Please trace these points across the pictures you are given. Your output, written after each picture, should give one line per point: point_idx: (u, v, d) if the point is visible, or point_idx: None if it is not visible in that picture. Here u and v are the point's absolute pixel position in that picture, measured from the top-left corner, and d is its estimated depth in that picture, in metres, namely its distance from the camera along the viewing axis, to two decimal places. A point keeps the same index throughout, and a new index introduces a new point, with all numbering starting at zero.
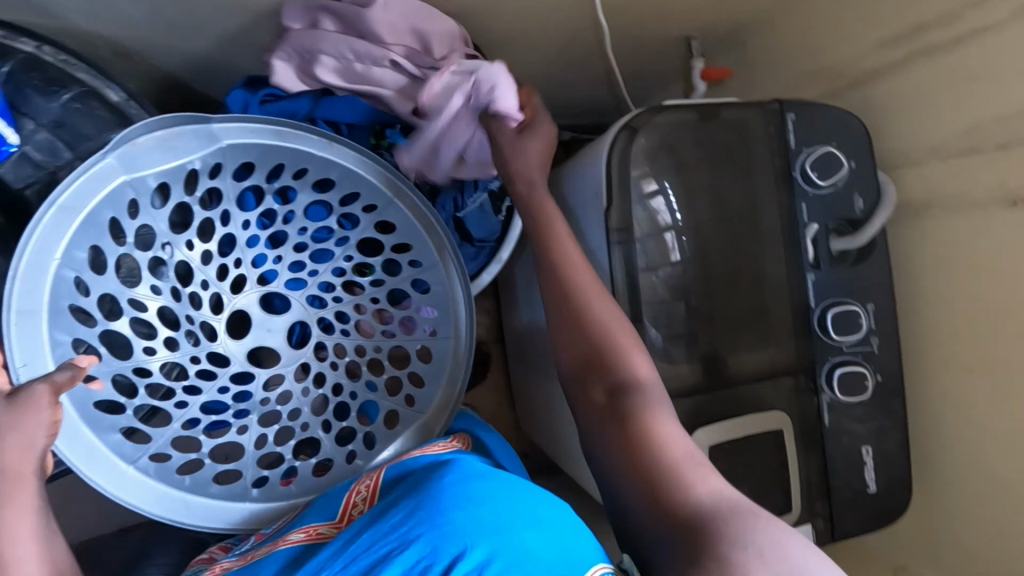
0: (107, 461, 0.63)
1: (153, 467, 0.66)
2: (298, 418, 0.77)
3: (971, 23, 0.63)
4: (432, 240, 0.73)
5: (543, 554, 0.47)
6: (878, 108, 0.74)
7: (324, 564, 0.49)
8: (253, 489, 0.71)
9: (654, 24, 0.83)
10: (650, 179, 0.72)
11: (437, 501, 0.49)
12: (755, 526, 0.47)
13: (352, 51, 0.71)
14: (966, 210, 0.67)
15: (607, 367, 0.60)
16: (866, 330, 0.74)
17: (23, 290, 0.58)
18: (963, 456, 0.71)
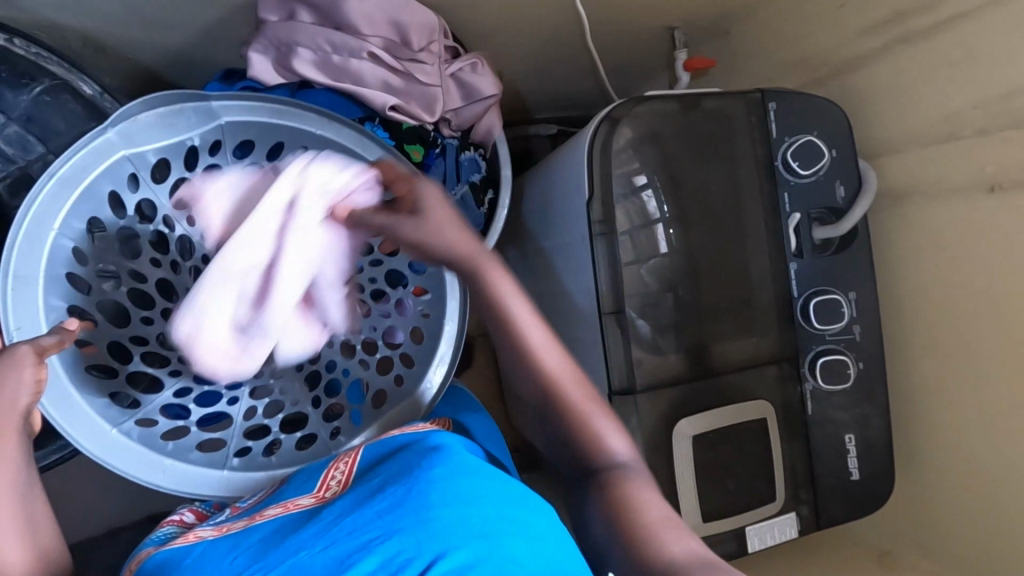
0: (93, 424, 0.62)
1: (137, 431, 0.65)
2: (289, 393, 0.76)
3: (948, 10, 0.63)
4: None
5: (523, 557, 0.47)
6: (859, 96, 0.74)
7: (303, 544, 0.46)
8: (234, 459, 0.70)
9: (636, 13, 0.82)
10: (637, 171, 0.72)
11: (426, 494, 0.49)
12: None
13: (330, 43, 0.70)
14: (945, 197, 0.67)
15: (579, 442, 0.61)
16: (848, 318, 0.74)
17: (22, 253, 0.59)
18: (943, 442, 0.72)
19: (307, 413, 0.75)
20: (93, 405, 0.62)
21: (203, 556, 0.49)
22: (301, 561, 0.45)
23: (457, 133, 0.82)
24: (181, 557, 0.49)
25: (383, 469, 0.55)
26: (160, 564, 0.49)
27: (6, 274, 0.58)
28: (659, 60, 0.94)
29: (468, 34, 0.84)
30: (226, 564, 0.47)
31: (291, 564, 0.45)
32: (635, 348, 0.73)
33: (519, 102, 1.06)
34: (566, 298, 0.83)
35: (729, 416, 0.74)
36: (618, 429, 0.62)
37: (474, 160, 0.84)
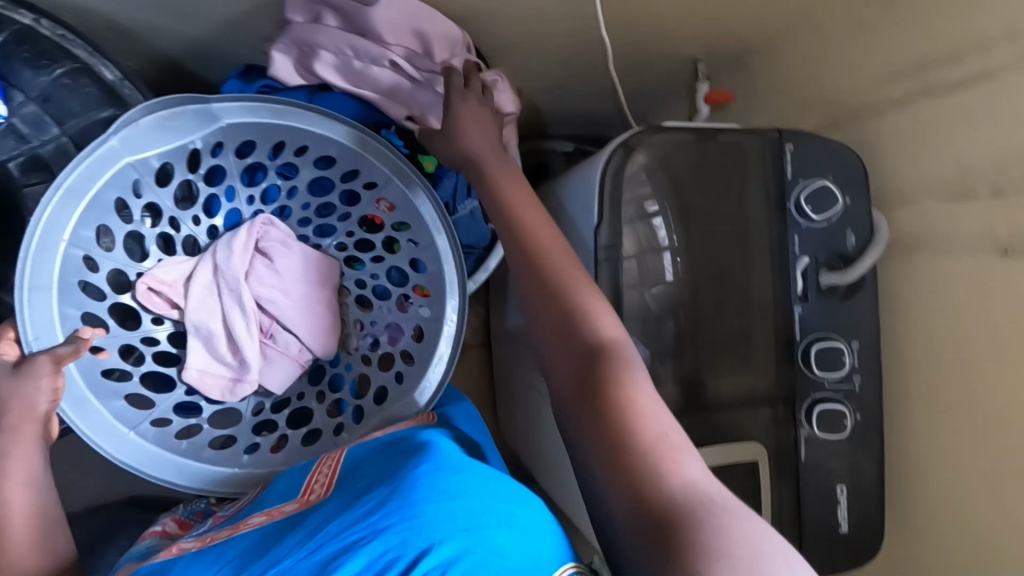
0: (108, 424, 0.65)
1: (152, 432, 0.69)
2: (294, 389, 0.83)
3: (972, 67, 0.62)
4: (426, 211, 0.72)
5: (512, 553, 0.44)
6: (878, 143, 0.73)
7: (288, 551, 0.45)
8: (244, 455, 0.73)
9: (658, 41, 0.82)
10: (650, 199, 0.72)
11: (409, 492, 0.47)
12: (732, 521, 0.41)
13: (351, 48, 0.71)
14: (958, 254, 0.66)
15: (579, 340, 0.55)
16: (849, 367, 0.73)
17: (33, 267, 0.61)
18: (936, 501, 0.70)
19: (312, 407, 0.81)
20: (106, 409, 0.65)
21: (190, 565, 0.47)
22: (288, 568, 0.44)
23: None
24: (167, 567, 0.47)
25: (369, 472, 0.54)
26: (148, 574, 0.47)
27: (21, 286, 0.60)
28: (680, 89, 0.95)
29: (490, 48, 0.84)
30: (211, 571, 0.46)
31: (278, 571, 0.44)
32: None
33: (537, 116, 1.06)
34: None
35: (719, 454, 0.73)
36: (617, 324, 0.57)
37: None
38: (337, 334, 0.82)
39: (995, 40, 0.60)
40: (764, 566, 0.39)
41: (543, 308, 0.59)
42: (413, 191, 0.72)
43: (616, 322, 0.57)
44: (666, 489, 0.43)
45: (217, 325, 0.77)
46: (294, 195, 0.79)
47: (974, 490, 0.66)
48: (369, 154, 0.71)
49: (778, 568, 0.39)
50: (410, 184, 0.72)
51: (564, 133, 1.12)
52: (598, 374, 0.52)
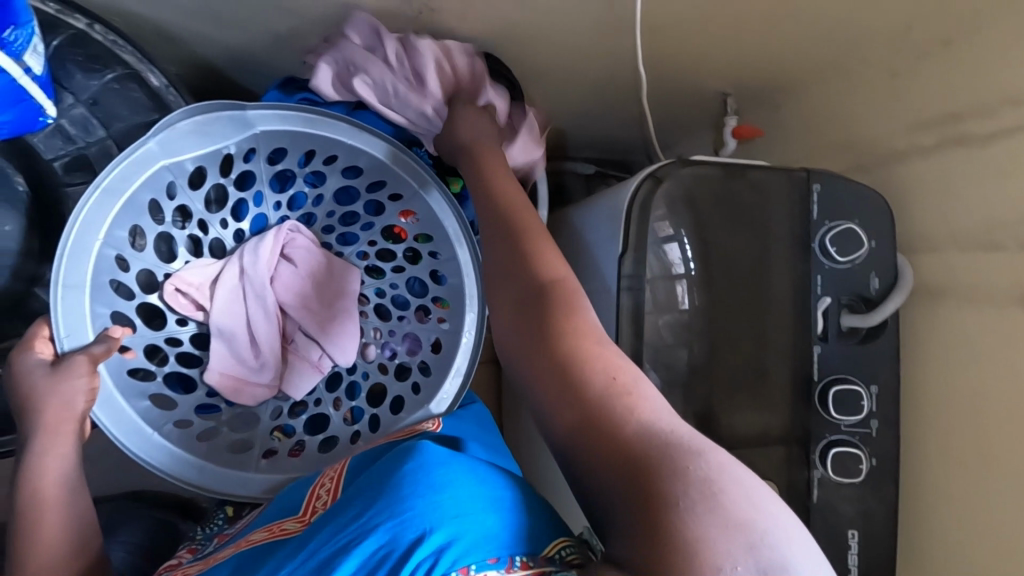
0: (134, 423, 0.66)
1: (176, 433, 0.70)
2: (313, 393, 0.83)
3: (1006, 120, 0.63)
4: (449, 225, 0.73)
5: (500, 531, 0.44)
6: (906, 189, 0.74)
7: (285, 562, 0.46)
8: (260, 461, 0.74)
9: (689, 75, 0.84)
10: (668, 226, 0.72)
11: (398, 489, 0.46)
12: (695, 456, 0.41)
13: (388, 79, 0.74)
14: (983, 305, 0.66)
15: (534, 298, 0.55)
16: (866, 412, 0.72)
17: (69, 265, 0.62)
18: (951, 554, 0.69)
19: (329, 414, 0.81)
20: (135, 409, 0.67)
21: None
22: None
23: None
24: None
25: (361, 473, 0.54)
26: None
27: (56, 283, 0.61)
28: (704, 122, 0.95)
29: (524, 72, 0.85)
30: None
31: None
32: None
33: (561, 139, 1.07)
34: None
35: None
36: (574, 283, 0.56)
37: None
38: (357, 344, 0.81)
39: None
40: (726, 495, 0.39)
41: (502, 263, 0.60)
42: (439, 207, 0.73)
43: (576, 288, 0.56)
44: (627, 432, 0.43)
45: (241, 328, 0.79)
46: (319, 203, 0.80)
47: (990, 545, 0.65)
48: (396, 166, 0.72)
49: (732, 478, 0.41)
50: (439, 203, 0.73)
51: (585, 156, 1.13)
52: (552, 321, 0.52)
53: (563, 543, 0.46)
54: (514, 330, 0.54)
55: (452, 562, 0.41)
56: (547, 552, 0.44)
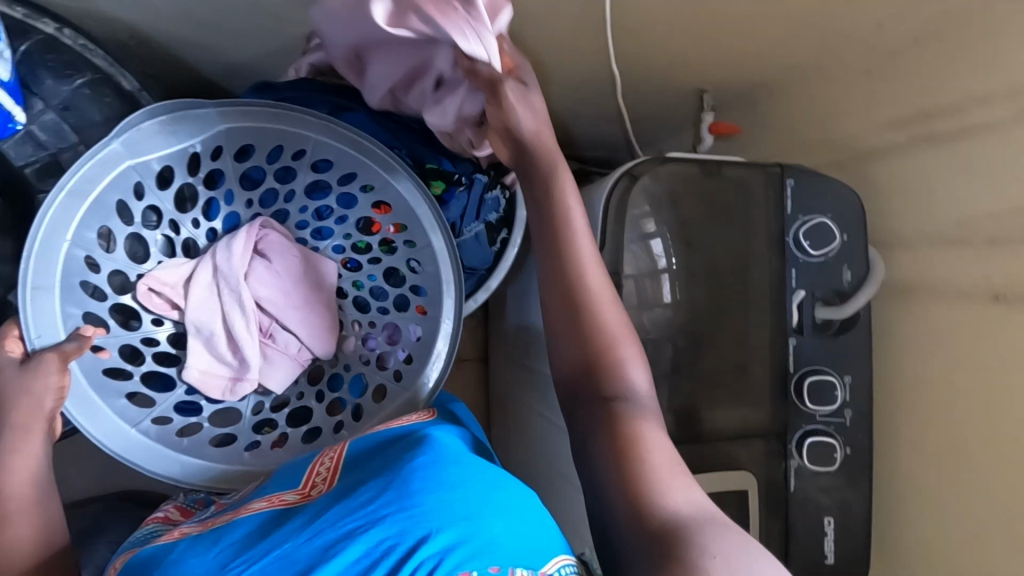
0: (110, 421, 0.66)
1: (153, 430, 0.70)
2: (294, 389, 0.83)
3: (972, 118, 0.64)
4: (421, 210, 0.73)
5: (506, 542, 0.42)
6: (877, 185, 0.75)
7: (289, 535, 0.41)
8: (245, 453, 0.73)
9: (666, 75, 0.85)
10: (650, 220, 0.73)
11: (408, 482, 0.44)
12: (731, 535, 0.47)
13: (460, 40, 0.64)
14: (951, 298, 0.68)
15: (599, 371, 0.60)
16: (840, 402, 0.74)
17: (37, 267, 0.62)
18: (923, 541, 0.71)
19: (311, 406, 0.81)
20: (111, 406, 0.67)
21: (191, 548, 0.42)
22: (289, 552, 0.40)
23: (488, 171, 0.83)
24: (166, 553, 0.42)
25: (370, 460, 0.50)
26: (143, 561, 0.42)
27: (25, 285, 0.61)
28: (684, 119, 0.96)
29: None
30: (210, 558, 0.41)
31: (279, 555, 0.40)
32: None
33: None
34: None
35: (710, 482, 0.74)
36: (641, 363, 0.61)
37: (497, 200, 0.84)
38: (335, 335, 0.83)
39: (997, 95, 0.62)
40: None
41: (574, 349, 0.62)
42: (412, 194, 0.73)
43: (644, 369, 0.61)
44: (671, 509, 0.50)
45: (218, 325, 0.78)
46: (291, 199, 0.80)
47: (961, 530, 0.67)
48: (367, 157, 0.72)
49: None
50: (410, 192, 0.73)
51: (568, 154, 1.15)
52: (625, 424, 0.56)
53: (562, 559, 0.44)
54: (579, 399, 0.61)
55: (455, 566, 0.39)
56: (547, 568, 0.43)
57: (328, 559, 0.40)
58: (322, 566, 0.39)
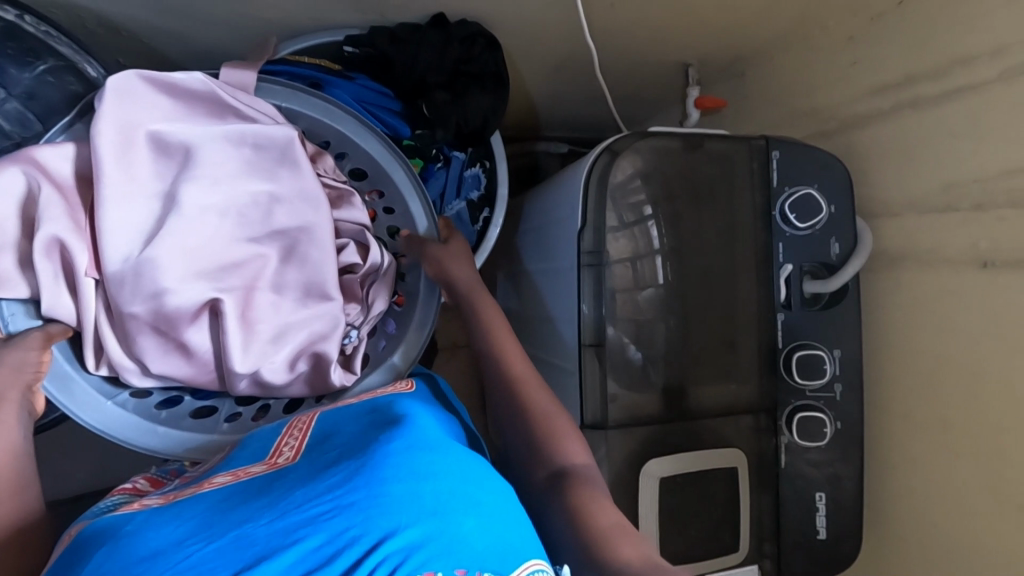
0: (87, 395, 0.65)
1: (132, 402, 0.68)
2: (302, 331, 0.71)
3: (957, 80, 0.62)
4: (396, 175, 0.73)
5: (473, 545, 0.40)
6: (862, 154, 0.74)
7: (250, 516, 0.40)
8: (224, 424, 0.71)
9: (649, 51, 0.84)
10: (642, 204, 0.73)
11: (378, 470, 0.43)
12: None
13: (319, 284, 0.71)
14: (938, 266, 0.66)
15: (544, 450, 0.60)
16: (830, 375, 0.73)
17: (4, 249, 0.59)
18: (915, 516, 0.70)
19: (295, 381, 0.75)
20: (86, 379, 0.65)
21: (147, 522, 0.41)
22: (246, 532, 0.39)
23: (467, 150, 0.85)
24: (121, 523, 0.41)
25: (343, 440, 0.50)
26: (99, 530, 0.41)
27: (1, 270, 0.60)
28: (671, 93, 0.95)
29: None
30: (170, 532, 0.40)
31: (235, 535, 0.39)
32: (612, 382, 0.73)
33: (532, 117, 1.08)
34: (553, 324, 0.83)
35: (699, 460, 0.73)
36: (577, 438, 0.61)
37: (477, 177, 0.88)
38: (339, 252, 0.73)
39: (981, 56, 0.60)
40: None
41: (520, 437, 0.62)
42: (382, 156, 0.73)
43: (582, 443, 0.60)
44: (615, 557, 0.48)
45: (216, 265, 0.65)
46: None
47: (952, 503, 0.66)
48: (336, 125, 0.71)
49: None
50: (389, 160, 0.72)
51: (559, 135, 1.15)
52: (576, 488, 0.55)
53: (533, 565, 0.42)
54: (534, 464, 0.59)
55: (417, 566, 0.37)
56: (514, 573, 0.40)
57: (286, 545, 0.38)
58: (277, 550, 0.37)
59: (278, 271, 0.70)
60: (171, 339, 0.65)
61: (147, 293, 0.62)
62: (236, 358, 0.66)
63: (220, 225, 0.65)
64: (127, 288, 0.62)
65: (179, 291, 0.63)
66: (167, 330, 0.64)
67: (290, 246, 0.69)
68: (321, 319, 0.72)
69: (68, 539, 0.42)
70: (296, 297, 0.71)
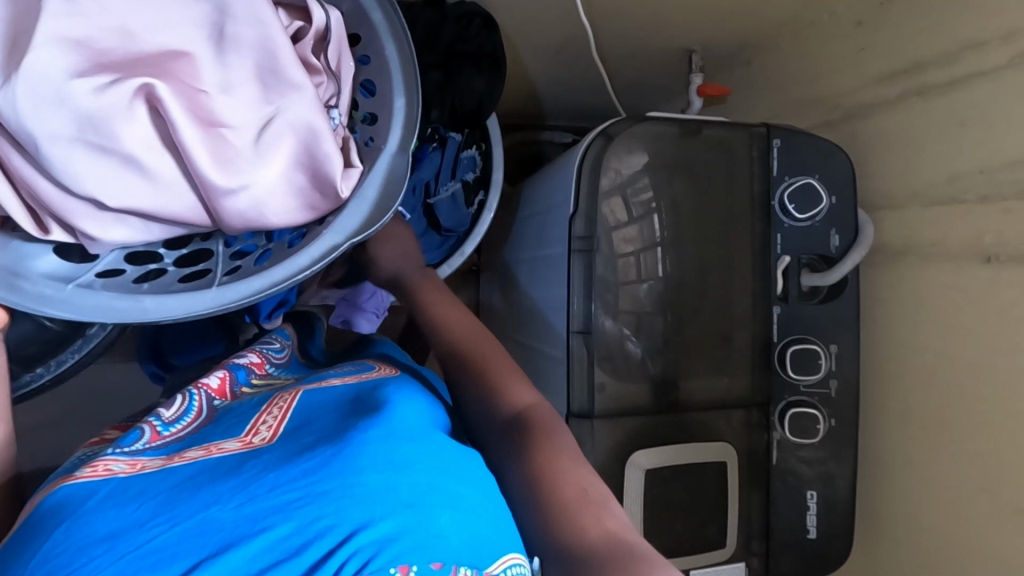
0: (39, 285, 0.52)
1: (101, 283, 0.56)
2: (273, 125, 0.57)
3: (968, 66, 0.60)
4: (389, 49, 0.62)
5: (449, 540, 0.38)
6: (865, 145, 0.72)
7: (217, 497, 0.38)
8: (222, 277, 0.58)
9: (654, 36, 0.82)
10: (640, 193, 0.71)
11: (353, 455, 0.41)
12: (636, 572, 0.38)
13: (273, 56, 0.56)
14: (941, 261, 0.64)
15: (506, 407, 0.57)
16: (826, 372, 0.71)
17: None
18: (908, 516, 0.69)
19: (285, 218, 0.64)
20: (37, 276, 0.54)
21: (111, 498, 0.39)
22: (213, 516, 0.37)
23: (462, 131, 0.83)
24: (84, 498, 0.39)
25: (320, 424, 0.47)
26: (57, 505, 0.38)
27: None
28: (675, 81, 0.93)
29: None
30: (131, 510, 0.38)
31: (201, 518, 0.37)
32: (601, 371, 0.72)
33: (534, 104, 1.06)
34: (545, 310, 0.81)
35: (688, 453, 0.71)
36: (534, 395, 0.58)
37: (473, 159, 0.87)
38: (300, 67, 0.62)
39: (993, 41, 0.57)
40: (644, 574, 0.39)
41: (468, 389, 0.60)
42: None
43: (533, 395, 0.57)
44: (560, 540, 0.43)
45: (127, 65, 0.52)
46: None
47: (947, 507, 0.64)
48: None
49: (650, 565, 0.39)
50: (382, 27, 0.62)
51: (563, 124, 1.13)
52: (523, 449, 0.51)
53: (508, 560, 0.40)
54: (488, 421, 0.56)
55: (392, 558, 0.35)
56: (489, 570, 0.39)
57: (253, 534, 0.36)
58: (244, 539, 0.36)
59: (213, 65, 0.56)
60: (117, 160, 0.53)
61: (49, 102, 0.49)
62: (206, 168, 0.54)
63: (109, 15, 0.51)
64: (24, 100, 0.49)
65: (102, 103, 0.51)
66: (109, 147, 0.52)
67: (219, 22, 0.55)
68: (292, 110, 0.57)
69: (29, 509, 0.39)
70: (253, 86, 0.57)
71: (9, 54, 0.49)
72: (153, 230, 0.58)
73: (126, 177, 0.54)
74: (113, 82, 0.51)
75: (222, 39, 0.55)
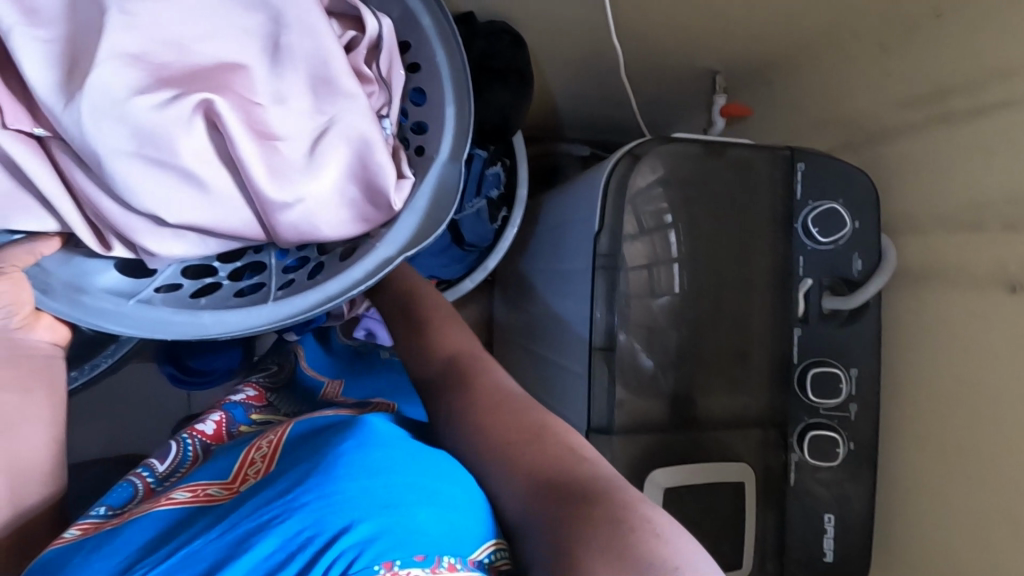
0: (102, 302, 0.55)
1: (162, 298, 0.58)
2: (326, 138, 0.58)
3: (994, 96, 0.60)
4: (439, 57, 0.63)
5: (431, 534, 0.38)
6: (889, 170, 0.72)
7: (198, 533, 0.39)
8: (276, 292, 0.60)
9: (678, 54, 0.83)
10: (663, 211, 0.72)
11: (330, 465, 0.40)
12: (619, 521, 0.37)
13: (325, 69, 0.57)
14: (964, 288, 0.64)
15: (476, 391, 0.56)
16: (845, 395, 0.71)
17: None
18: (926, 542, 0.68)
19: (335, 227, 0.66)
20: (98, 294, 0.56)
21: (95, 551, 0.40)
22: (195, 550, 0.38)
23: (488, 147, 0.84)
24: (66, 558, 0.40)
25: (302, 443, 0.47)
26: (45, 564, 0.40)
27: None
28: (695, 100, 0.94)
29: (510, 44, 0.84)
30: (115, 559, 0.39)
31: (183, 555, 0.38)
32: (620, 387, 0.72)
33: (555, 118, 1.07)
34: (563, 324, 0.82)
35: (705, 472, 0.72)
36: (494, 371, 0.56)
37: (497, 176, 0.88)
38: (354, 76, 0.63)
39: (1020, 71, 0.58)
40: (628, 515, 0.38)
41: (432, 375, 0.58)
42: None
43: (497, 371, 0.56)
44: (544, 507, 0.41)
45: (186, 80, 0.53)
46: None
47: (966, 533, 0.64)
48: None
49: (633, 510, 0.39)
50: (432, 32, 0.63)
51: (580, 137, 1.12)
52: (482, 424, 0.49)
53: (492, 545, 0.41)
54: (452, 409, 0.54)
55: (375, 556, 0.36)
56: (475, 555, 0.40)
57: (238, 554, 0.37)
58: (229, 561, 0.37)
59: (266, 77, 0.57)
60: (178, 175, 0.54)
61: (112, 119, 0.50)
62: (264, 183, 0.56)
63: (170, 29, 0.52)
64: (89, 118, 0.50)
65: (164, 120, 0.52)
66: (170, 163, 0.54)
67: (274, 34, 0.56)
68: (344, 123, 0.59)
69: None
70: (306, 99, 0.58)
71: (70, 72, 0.50)
72: (209, 244, 0.60)
73: (185, 190, 0.55)
74: (175, 98, 0.52)
75: (277, 52, 0.56)
